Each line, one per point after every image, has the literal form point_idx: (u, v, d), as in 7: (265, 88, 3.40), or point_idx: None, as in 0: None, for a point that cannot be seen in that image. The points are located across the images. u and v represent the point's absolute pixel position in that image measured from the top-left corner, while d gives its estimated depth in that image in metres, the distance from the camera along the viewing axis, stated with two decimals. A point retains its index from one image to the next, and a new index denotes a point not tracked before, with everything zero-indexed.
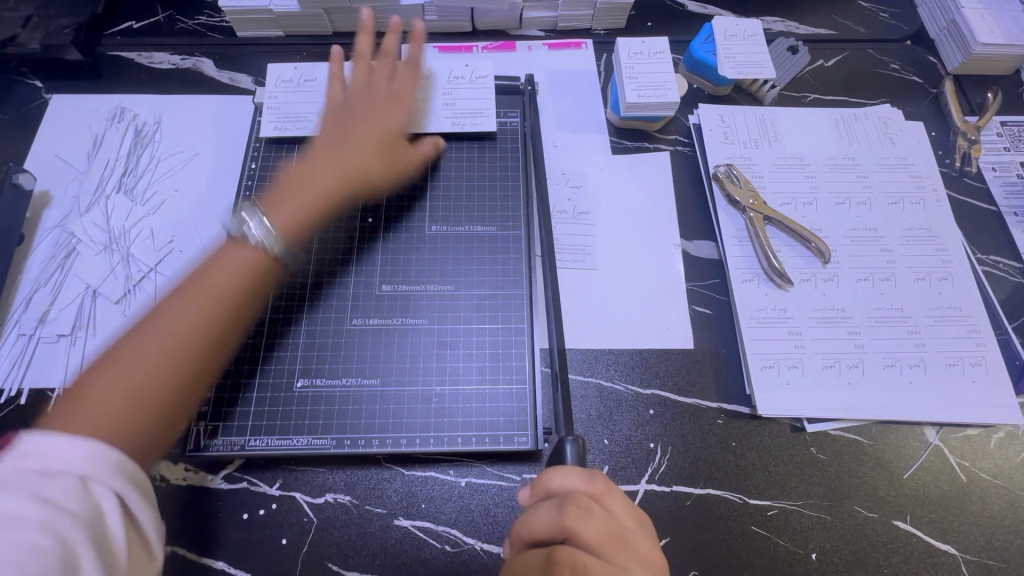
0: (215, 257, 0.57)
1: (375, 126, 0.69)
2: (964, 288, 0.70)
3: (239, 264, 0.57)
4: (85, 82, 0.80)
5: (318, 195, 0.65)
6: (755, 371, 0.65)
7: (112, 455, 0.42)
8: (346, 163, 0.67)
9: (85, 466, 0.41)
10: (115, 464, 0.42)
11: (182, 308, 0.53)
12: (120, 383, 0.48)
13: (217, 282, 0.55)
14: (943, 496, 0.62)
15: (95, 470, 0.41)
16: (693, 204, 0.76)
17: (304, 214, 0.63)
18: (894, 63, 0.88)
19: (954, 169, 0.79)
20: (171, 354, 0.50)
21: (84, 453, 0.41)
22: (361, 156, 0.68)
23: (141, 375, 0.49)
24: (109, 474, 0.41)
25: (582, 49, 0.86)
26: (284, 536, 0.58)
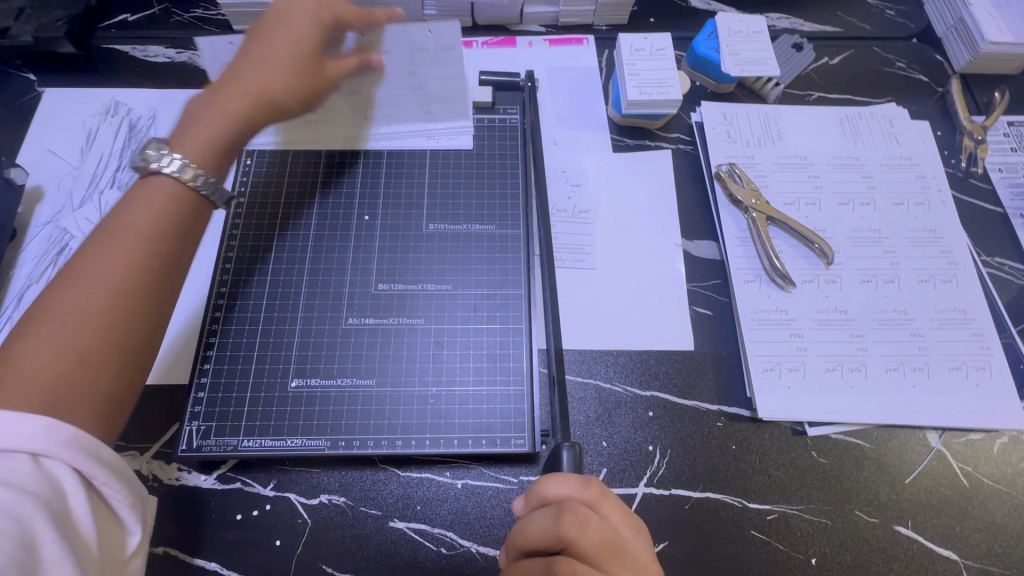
0: (131, 197, 0.48)
1: (292, 32, 0.55)
2: (969, 291, 0.69)
3: (162, 201, 0.48)
4: (79, 75, 0.79)
5: (220, 118, 0.52)
6: (756, 373, 0.64)
7: (65, 432, 0.39)
8: (256, 81, 0.54)
9: (37, 443, 0.38)
10: (70, 441, 0.40)
11: (104, 255, 0.45)
12: (37, 356, 0.41)
13: (136, 223, 0.46)
14: (945, 501, 0.61)
15: (48, 447, 0.39)
16: (694, 203, 0.75)
17: (210, 139, 0.51)
18: (900, 61, 0.87)
19: (960, 170, 0.78)
20: (98, 313, 0.43)
21: (32, 428, 0.38)
22: (274, 73, 0.54)
23: (63, 343, 0.42)
24: (66, 450, 0.39)
25: (583, 45, 0.85)
26: (278, 537, 0.57)
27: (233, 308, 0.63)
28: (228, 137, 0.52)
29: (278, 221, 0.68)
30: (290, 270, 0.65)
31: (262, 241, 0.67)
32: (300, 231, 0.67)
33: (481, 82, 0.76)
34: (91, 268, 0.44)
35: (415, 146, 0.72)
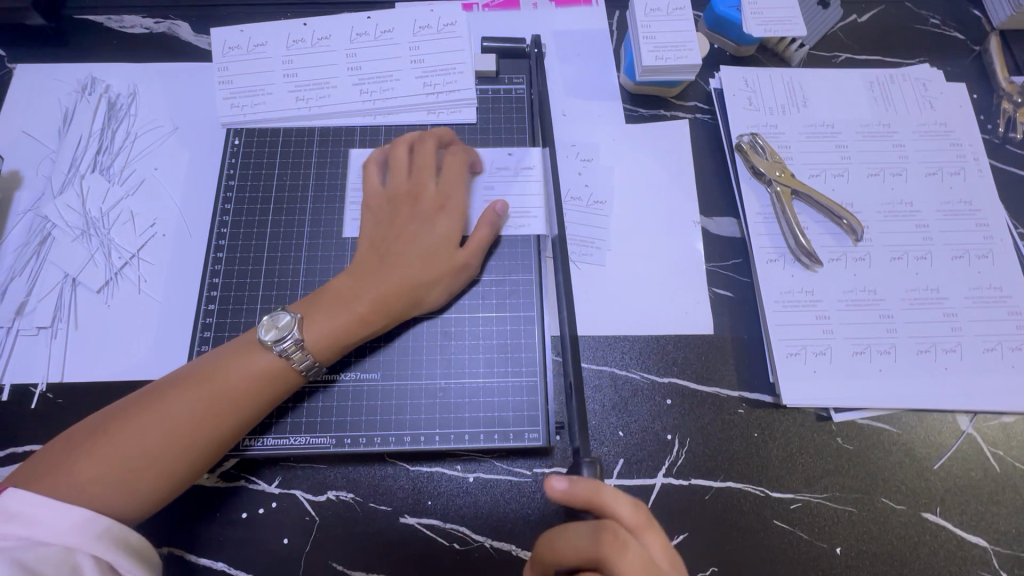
0: (237, 350, 0.52)
1: (432, 239, 0.58)
2: (1006, 266, 0.65)
3: (252, 381, 0.50)
4: (52, 49, 0.74)
5: (359, 315, 0.54)
6: (780, 358, 0.61)
7: (98, 525, 0.43)
8: (397, 278, 0.56)
9: (71, 536, 0.42)
10: (100, 532, 0.43)
11: (197, 396, 0.49)
12: (116, 455, 0.46)
13: (229, 391, 0.50)
14: (977, 485, 0.59)
15: (81, 540, 0.42)
16: (713, 177, 0.70)
17: (337, 334, 0.53)
18: (934, 17, 0.81)
19: (998, 135, 0.73)
20: (173, 444, 0.47)
21: (67, 523, 0.42)
22: (414, 270, 0.56)
23: (138, 454, 0.46)
24: (94, 543, 0.43)
25: (592, 6, 0.79)
26: (286, 535, 0.55)
27: (229, 299, 0.60)
28: (343, 338, 0.54)
29: (271, 206, 0.64)
30: (287, 258, 0.62)
31: (256, 227, 0.63)
32: (295, 216, 0.63)
33: (484, 49, 0.71)
34: (188, 398, 0.48)
35: (414, 121, 0.67)
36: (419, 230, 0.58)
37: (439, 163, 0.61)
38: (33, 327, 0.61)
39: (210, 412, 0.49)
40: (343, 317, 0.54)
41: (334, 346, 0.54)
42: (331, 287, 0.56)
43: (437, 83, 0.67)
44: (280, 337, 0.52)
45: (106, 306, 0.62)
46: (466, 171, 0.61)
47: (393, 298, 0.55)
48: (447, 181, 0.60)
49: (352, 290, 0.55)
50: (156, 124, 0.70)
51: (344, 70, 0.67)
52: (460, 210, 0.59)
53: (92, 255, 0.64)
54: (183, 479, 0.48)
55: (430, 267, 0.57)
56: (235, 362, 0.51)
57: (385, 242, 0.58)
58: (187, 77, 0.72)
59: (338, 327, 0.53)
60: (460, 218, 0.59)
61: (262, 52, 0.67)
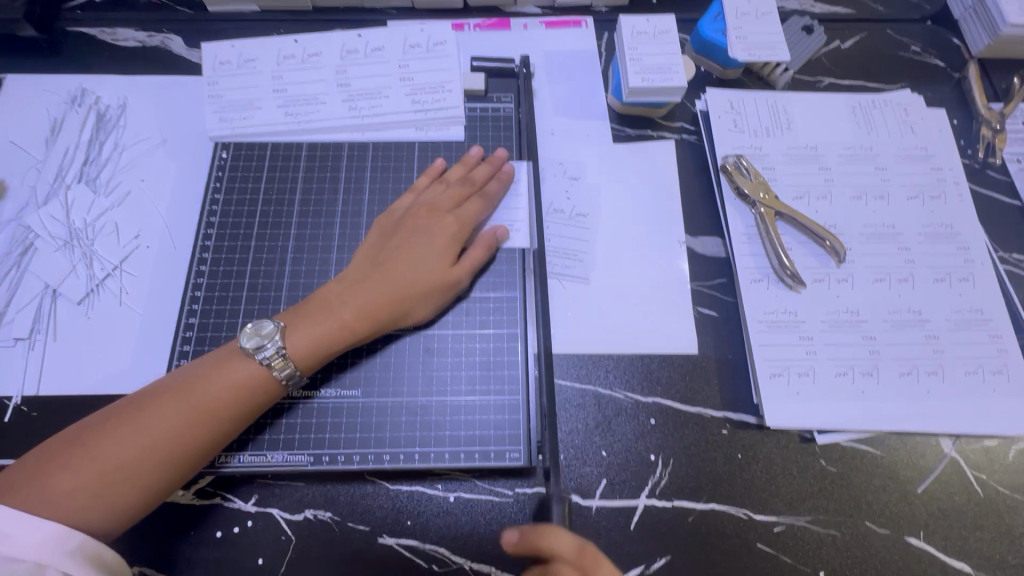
0: (219, 362, 0.51)
1: (421, 250, 0.58)
2: (986, 289, 0.65)
3: (235, 391, 0.50)
4: (42, 61, 0.74)
5: (344, 326, 0.54)
6: (764, 378, 0.61)
7: (71, 541, 0.42)
8: (385, 288, 0.56)
9: (41, 552, 0.41)
10: (72, 548, 0.42)
11: (177, 407, 0.48)
12: (91, 467, 0.45)
13: (210, 401, 0.49)
14: (960, 510, 0.58)
15: (52, 556, 0.41)
16: (699, 197, 0.71)
17: (323, 344, 0.53)
18: (915, 44, 0.83)
19: (977, 160, 0.74)
20: (151, 456, 0.46)
21: (40, 538, 0.41)
22: (404, 279, 0.56)
23: (114, 467, 0.45)
24: (65, 560, 0.41)
25: (581, 28, 0.80)
26: (260, 554, 0.54)
27: (210, 313, 0.60)
28: (331, 347, 0.53)
29: (256, 219, 0.64)
30: (270, 272, 0.61)
31: (240, 242, 0.63)
32: (280, 231, 0.63)
33: (473, 68, 0.71)
34: (167, 410, 0.48)
35: (403, 137, 0.68)
36: (411, 243, 0.58)
37: (435, 186, 0.63)
38: (10, 338, 0.60)
39: (190, 419, 0.48)
40: (327, 325, 0.53)
41: (316, 353, 0.53)
42: (319, 295, 0.56)
43: (426, 102, 0.68)
44: (261, 345, 0.52)
45: (86, 318, 0.61)
46: (459, 193, 0.62)
47: (381, 307, 0.55)
48: (441, 201, 0.61)
49: (339, 299, 0.55)
50: (145, 137, 0.70)
51: (334, 86, 0.68)
52: (452, 229, 0.60)
53: (74, 265, 0.63)
54: (162, 489, 0.47)
55: (420, 278, 0.57)
56: (218, 371, 0.50)
57: (375, 252, 0.58)
58: (176, 91, 0.73)
59: (322, 334, 0.53)
60: (452, 236, 0.59)
61: (253, 67, 0.68)
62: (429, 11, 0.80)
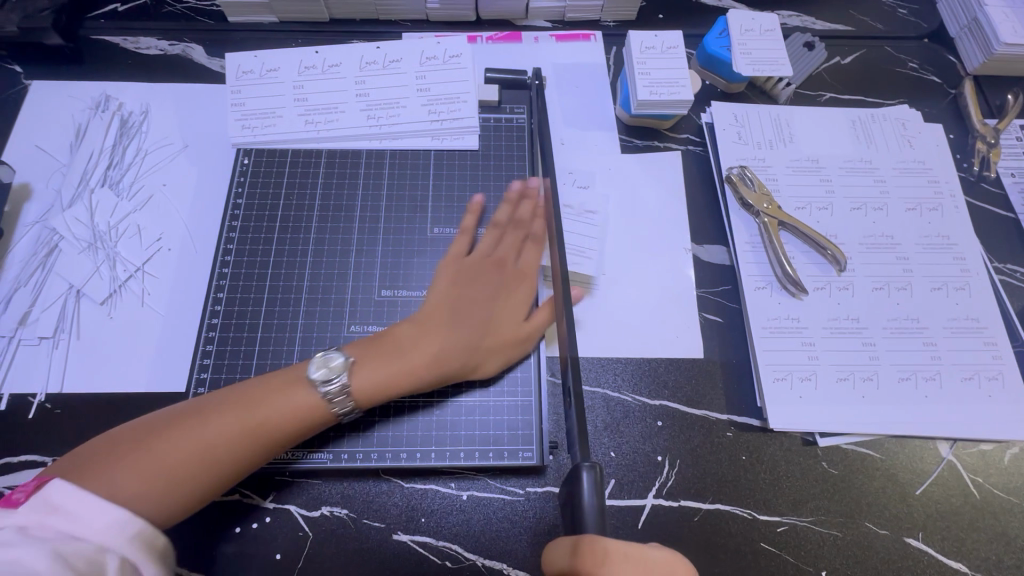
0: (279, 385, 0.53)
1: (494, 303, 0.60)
2: (981, 298, 0.68)
3: (294, 412, 0.52)
4: (67, 67, 0.76)
5: (408, 372, 0.55)
6: (768, 383, 0.63)
7: (131, 528, 0.43)
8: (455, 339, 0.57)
9: (104, 535, 0.41)
10: (132, 535, 0.42)
11: (234, 421, 0.50)
12: (150, 467, 0.47)
13: (268, 421, 0.51)
14: (957, 512, 0.60)
15: (115, 540, 0.42)
16: (704, 206, 0.73)
17: (381, 386, 0.54)
18: (912, 61, 0.85)
19: (973, 174, 0.77)
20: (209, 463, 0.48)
21: (105, 521, 0.42)
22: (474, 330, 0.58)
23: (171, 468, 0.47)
24: (125, 545, 0.42)
25: (590, 42, 0.83)
26: (278, 550, 0.55)
27: (232, 314, 0.61)
28: (391, 390, 0.55)
29: (277, 223, 0.66)
30: (290, 274, 0.63)
31: (261, 245, 0.65)
32: (300, 235, 0.65)
33: (487, 79, 0.74)
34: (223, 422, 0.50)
35: (418, 146, 0.70)
36: (485, 295, 0.61)
37: (493, 236, 0.64)
38: (35, 337, 0.62)
39: (246, 437, 0.50)
40: (394, 367, 0.55)
41: (379, 393, 0.55)
42: (393, 335, 0.57)
43: (442, 112, 0.70)
44: (329, 377, 0.53)
45: (109, 318, 0.63)
46: (515, 239, 0.64)
47: (449, 355, 0.57)
48: (504, 254, 0.63)
49: (408, 342, 0.57)
50: (167, 142, 0.72)
51: (353, 95, 0.70)
52: (524, 282, 0.62)
53: (98, 267, 0.65)
54: (212, 496, 0.49)
55: (496, 334, 0.59)
56: (278, 395, 0.52)
57: (448, 301, 0.60)
58: (197, 99, 0.75)
59: (389, 376, 0.55)
60: (525, 287, 0.62)
61: (274, 77, 0.70)
62: (443, 23, 0.82)
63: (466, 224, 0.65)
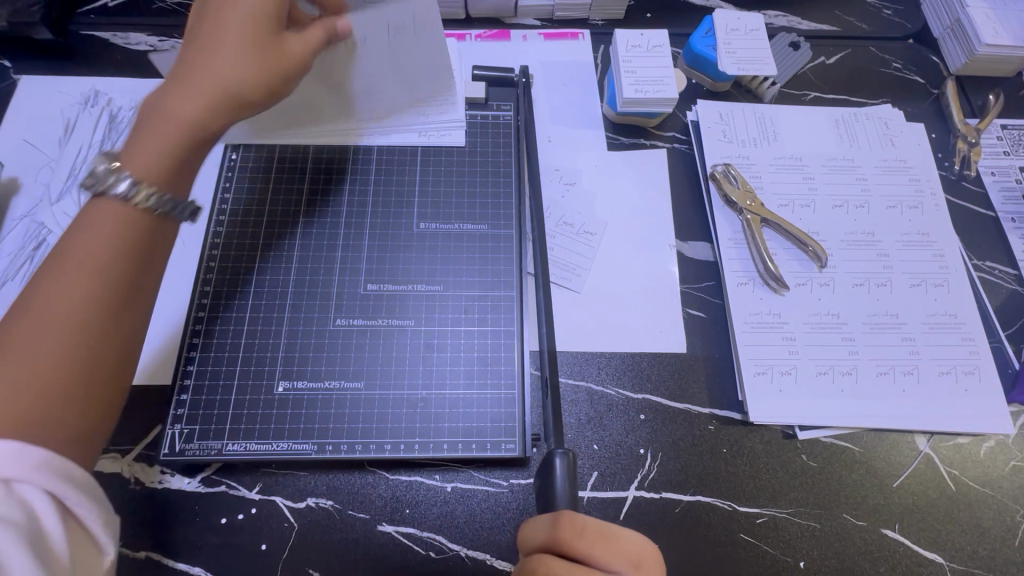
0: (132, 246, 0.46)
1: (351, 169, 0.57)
2: (960, 295, 0.69)
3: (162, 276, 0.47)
4: (57, 63, 0.76)
5: None
6: (749, 377, 0.64)
7: (38, 454, 0.37)
8: None
9: (6, 467, 0.35)
10: (42, 463, 0.37)
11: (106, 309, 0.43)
12: (43, 380, 0.39)
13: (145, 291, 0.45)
14: (933, 504, 0.61)
15: (21, 469, 0.36)
16: (689, 203, 0.74)
17: None
18: (897, 62, 0.87)
19: (954, 173, 0.78)
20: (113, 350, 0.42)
21: (2, 450, 0.36)
22: None
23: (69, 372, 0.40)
24: (36, 474, 0.36)
25: (578, 40, 0.83)
26: (264, 541, 0.56)
27: (218, 308, 0.62)
28: None
29: (265, 217, 0.66)
30: (277, 269, 0.64)
31: (248, 239, 0.65)
32: (287, 231, 0.66)
33: (475, 76, 0.74)
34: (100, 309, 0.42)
35: (406, 142, 0.71)
36: (238, 62, 0.52)
37: (308, 39, 0.57)
38: None
39: (113, 291, 0.43)
40: (164, 134, 0.48)
41: (155, 159, 0.47)
42: (162, 106, 0.49)
43: (428, 109, 0.71)
44: (110, 191, 0.45)
45: None
46: (319, 36, 0.57)
47: (208, 102, 0.50)
48: (290, 41, 0.55)
49: (178, 106, 0.49)
50: None
51: None
52: (277, 58, 0.54)
53: None
54: (97, 369, 0.41)
55: (243, 80, 0.52)
56: (142, 264, 0.46)
57: (224, 65, 0.52)
58: None
59: (157, 145, 0.48)
60: (274, 56, 0.54)
61: None
62: None
63: None
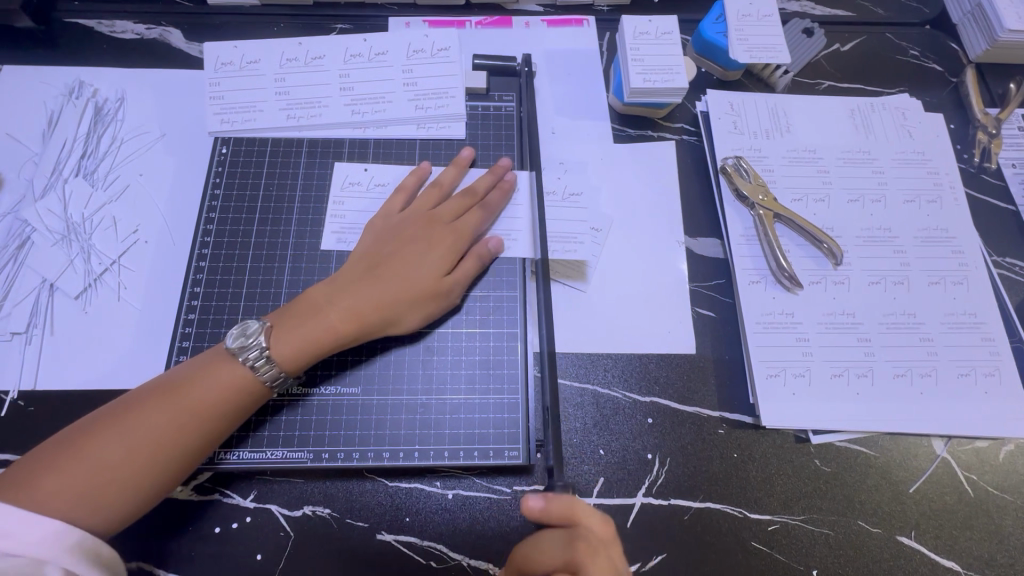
0: (210, 363, 0.51)
1: (411, 263, 0.58)
2: (979, 293, 0.66)
3: (226, 383, 0.50)
4: (39, 52, 0.73)
5: (327, 330, 0.54)
6: (761, 379, 0.61)
7: (71, 538, 0.42)
8: (375, 299, 0.55)
9: (42, 548, 0.41)
10: (74, 545, 0.42)
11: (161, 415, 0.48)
12: (86, 468, 0.45)
13: (201, 397, 0.49)
14: (951, 510, 0.59)
15: (53, 552, 0.41)
16: (698, 198, 0.71)
17: (306, 346, 0.53)
18: (914, 49, 0.83)
19: (973, 165, 0.75)
20: (152, 456, 0.47)
21: (41, 533, 0.41)
22: (395, 291, 0.56)
23: (109, 467, 0.45)
24: (67, 555, 0.42)
25: (583, 27, 0.80)
26: (259, 551, 0.54)
27: (209, 311, 0.59)
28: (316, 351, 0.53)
29: (257, 215, 0.64)
30: (270, 269, 0.61)
31: (240, 238, 0.63)
32: (280, 229, 0.63)
33: (475, 66, 0.71)
34: (153, 418, 0.48)
35: (404, 135, 0.68)
36: (397, 249, 0.58)
37: (432, 194, 0.62)
38: (7, 333, 0.60)
39: (169, 405, 0.48)
40: (314, 326, 0.53)
41: (301, 356, 0.53)
42: (307, 297, 0.56)
43: (428, 106, 0.68)
44: (245, 345, 0.52)
45: (83, 313, 0.61)
46: (460, 203, 0.62)
47: (368, 309, 0.55)
48: (438, 213, 0.61)
49: (328, 300, 0.55)
50: (144, 131, 0.70)
51: (337, 89, 0.68)
52: (449, 240, 0.60)
53: (72, 260, 0.63)
54: (130, 465, 0.46)
55: (410, 286, 0.57)
56: (209, 374, 0.50)
57: (371, 254, 0.58)
58: (175, 85, 0.72)
59: (307, 338, 0.53)
60: (448, 247, 0.59)
61: (255, 69, 0.68)
62: (431, 7, 0.79)
63: (404, 182, 0.64)
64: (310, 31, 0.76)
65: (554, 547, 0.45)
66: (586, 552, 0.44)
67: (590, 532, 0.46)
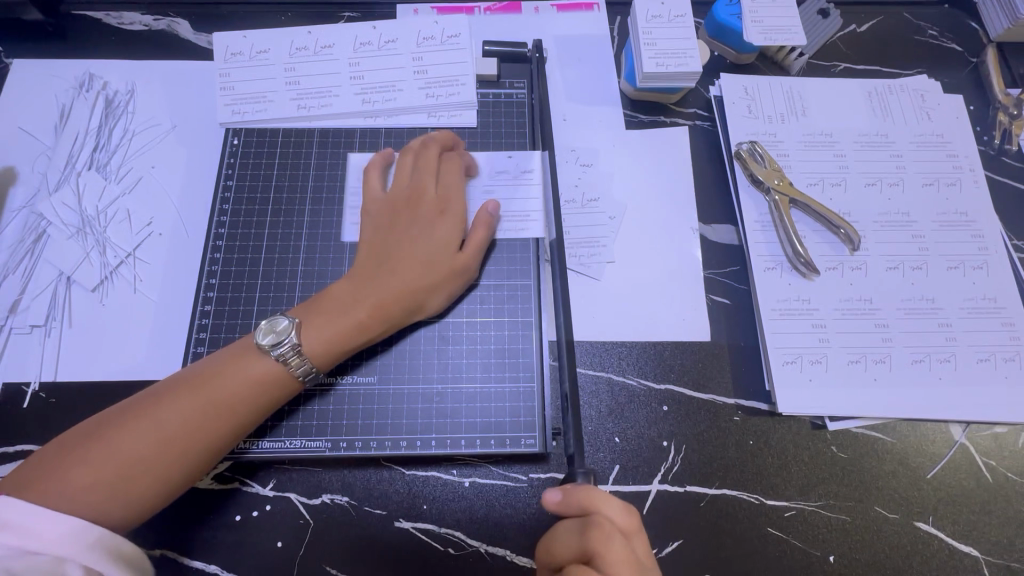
0: (234, 356, 0.51)
1: (427, 247, 0.57)
2: (1000, 277, 0.65)
3: (252, 376, 0.50)
4: (48, 45, 0.73)
5: (356, 324, 0.54)
6: (777, 366, 0.61)
7: (90, 535, 0.42)
8: (398, 288, 0.55)
9: (61, 545, 0.41)
10: (93, 542, 0.42)
11: (187, 409, 0.48)
12: (112, 462, 0.45)
13: (228, 391, 0.49)
14: (969, 495, 0.59)
15: (72, 549, 0.41)
16: (712, 184, 0.70)
17: (337, 342, 0.53)
18: (932, 28, 0.81)
19: (993, 147, 0.74)
20: (178, 450, 0.47)
21: (59, 531, 0.41)
22: (417, 277, 0.56)
23: (136, 461, 0.46)
24: (84, 552, 0.41)
25: (593, 11, 0.79)
26: (279, 538, 0.55)
27: (225, 303, 0.60)
28: (347, 345, 0.54)
29: (269, 206, 0.64)
30: (285, 259, 0.61)
31: (254, 229, 0.63)
32: (293, 219, 0.63)
33: (485, 52, 0.71)
34: (178, 411, 0.48)
35: (415, 124, 0.67)
36: (414, 234, 0.58)
37: (448, 177, 0.62)
38: (27, 326, 0.60)
39: (193, 397, 0.49)
40: (343, 321, 0.54)
41: (333, 351, 0.53)
42: (331, 292, 0.55)
43: (439, 94, 0.67)
44: (278, 341, 0.51)
45: (100, 306, 0.62)
46: (474, 185, 0.61)
47: (392, 300, 0.55)
48: (451, 193, 0.60)
49: (352, 295, 0.55)
50: (154, 123, 0.69)
51: (347, 78, 0.67)
52: (464, 221, 0.59)
53: (87, 253, 0.63)
54: (157, 459, 0.46)
55: (430, 274, 0.56)
56: (234, 367, 0.51)
57: (385, 245, 0.58)
58: (184, 77, 0.72)
59: (337, 331, 0.53)
60: (464, 229, 0.59)
61: (264, 58, 0.67)
62: None
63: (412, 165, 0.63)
64: (317, 19, 0.75)
65: (571, 535, 0.47)
66: (598, 539, 0.45)
67: (605, 519, 0.46)
